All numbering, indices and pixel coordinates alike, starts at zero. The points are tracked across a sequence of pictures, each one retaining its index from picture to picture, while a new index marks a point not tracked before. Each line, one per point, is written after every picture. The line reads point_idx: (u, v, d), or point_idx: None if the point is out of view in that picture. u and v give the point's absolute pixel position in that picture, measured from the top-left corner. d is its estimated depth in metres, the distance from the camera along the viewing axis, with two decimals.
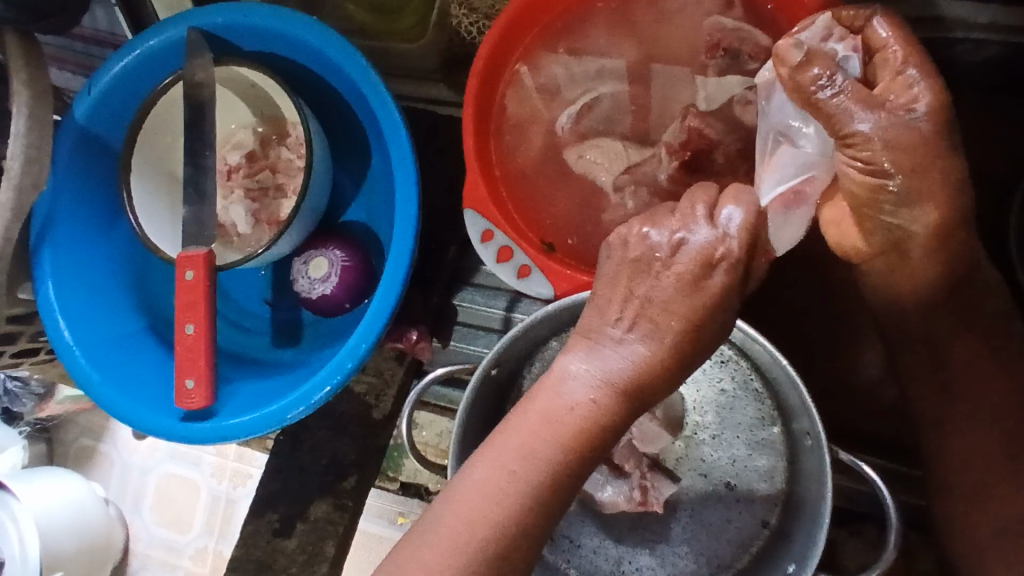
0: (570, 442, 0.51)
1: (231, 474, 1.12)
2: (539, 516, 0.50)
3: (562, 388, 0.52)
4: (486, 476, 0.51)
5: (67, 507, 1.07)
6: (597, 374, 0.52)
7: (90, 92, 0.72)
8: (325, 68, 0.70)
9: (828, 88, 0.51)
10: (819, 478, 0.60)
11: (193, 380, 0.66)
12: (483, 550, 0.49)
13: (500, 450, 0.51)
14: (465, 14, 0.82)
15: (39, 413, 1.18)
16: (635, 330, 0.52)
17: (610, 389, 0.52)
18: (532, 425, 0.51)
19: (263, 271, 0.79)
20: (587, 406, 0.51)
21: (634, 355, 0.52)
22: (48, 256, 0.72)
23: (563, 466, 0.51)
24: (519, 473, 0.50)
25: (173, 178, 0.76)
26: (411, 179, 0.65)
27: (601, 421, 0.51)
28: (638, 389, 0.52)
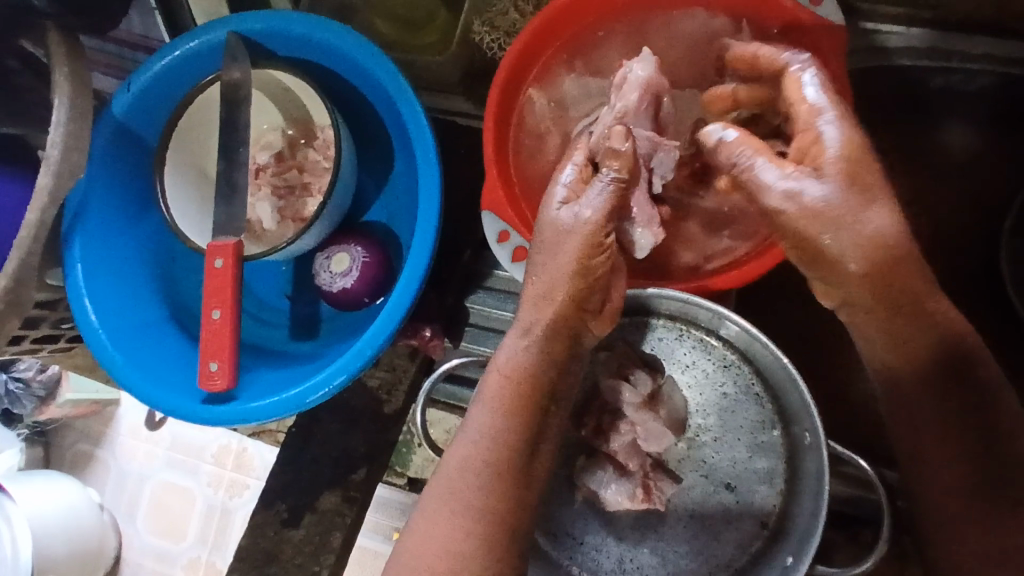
0: (514, 400, 0.59)
1: (228, 484, 1.13)
2: (503, 480, 0.57)
3: (496, 362, 0.61)
4: (454, 461, 0.59)
5: (59, 512, 1.08)
6: (516, 338, 0.61)
7: (129, 89, 0.76)
8: (356, 74, 0.74)
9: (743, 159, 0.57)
10: (818, 475, 0.62)
11: (217, 363, 0.69)
12: (466, 524, 0.56)
13: (462, 435, 0.60)
14: (487, 31, 0.86)
15: (38, 416, 1.16)
16: (533, 303, 0.61)
17: (526, 343, 0.61)
18: (480, 400, 0.60)
19: (285, 266, 0.82)
20: (514, 364, 0.60)
21: (537, 307, 0.61)
22: (80, 242, 0.75)
23: (511, 426, 0.59)
24: (474, 446, 0.58)
25: (205, 176, 0.80)
26: (435, 179, 0.68)
27: (528, 373, 0.60)
28: (551, 341, 0.61)
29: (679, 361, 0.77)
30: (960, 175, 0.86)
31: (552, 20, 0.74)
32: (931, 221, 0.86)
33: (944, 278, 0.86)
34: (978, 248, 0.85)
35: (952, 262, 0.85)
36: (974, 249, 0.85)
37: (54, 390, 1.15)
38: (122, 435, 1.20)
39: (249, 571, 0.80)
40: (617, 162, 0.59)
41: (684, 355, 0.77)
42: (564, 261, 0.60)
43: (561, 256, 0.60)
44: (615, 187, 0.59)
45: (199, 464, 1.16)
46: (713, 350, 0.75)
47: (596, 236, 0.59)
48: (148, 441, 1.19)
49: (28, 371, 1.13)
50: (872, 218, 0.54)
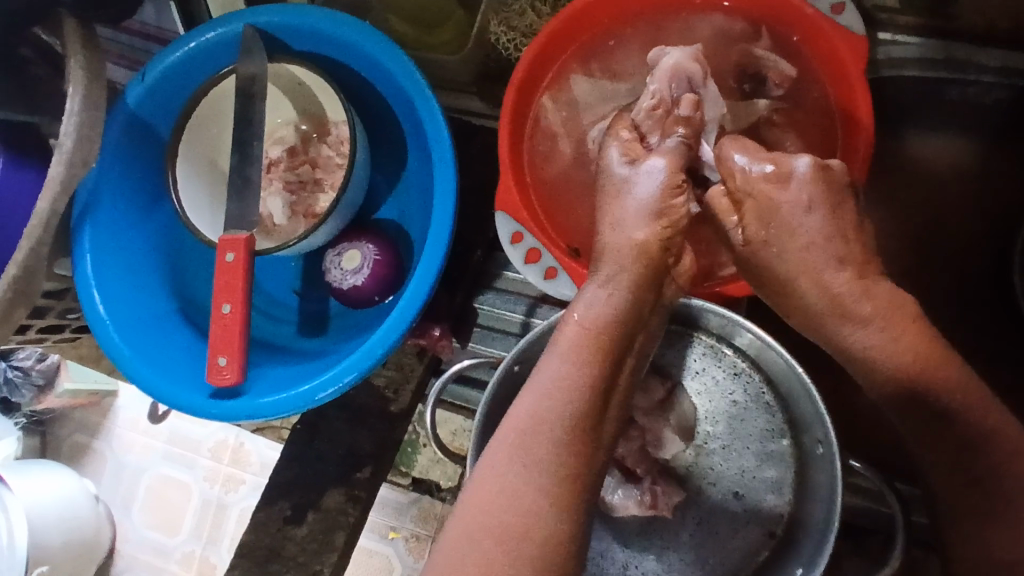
0: (593, 349, 0.56)
1: (225, 479, 1.13)
2: (585, 434, 0.53)
3: (576, 310, 0.58)
4: (530, 407, 0.54)
5: (56, 503, 1.07)
6: (601, 287, 0.58)
7: (142, 81, 0.76)
8: (372, 70, 0.74)
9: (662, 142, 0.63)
10: (829, 488, 0.61)
11: (225, 358, 0.68)
12: (545, 477, 0.51)
13: (536, 382, 0.55)
14: (504, 31, 0.85)
15: (37, 406, 1.15)
16: (614, 256, 0.59)
17: (608, 291, 0.58)
18: (558, 346, 0.56)
19: (294, 262, 0.82)
20: (600, 310, 0.57)
21: (621, 260, 0.59)
22: (89, 232, 0.74)
23: (594, 376, 0.55)
24: (554, 392, 0.54)
25: (217, 169, 0.80)
26: (451, 178, 0.68)
27: (611, 325, 0.57)
28: (634, 295, 0.58)
29: (689, 367, 0.76)
30: (973, 187, 0.85)
31: (569, 21, 0.74)
32: (942, 232, 0.86)
33: (954, 289, 0.85)
34: (991, 261, 0.85)
35: (963, 275, 0.85)
36: (987, 262, 0.85)
37: (52, 379, 1.14)
38: (122, 428, 1.19)
39: (251, 567, 0.80)
40: (684, 125, 0.63)
41: (694, 362, 0.75)
42: (641, 218, 0.59)
43: (635, 214, 0.59)
44: (682, 147, 0.61)
45: (197, 458, 1.15)
46: (723, 357, 0.74)
47: (674, 186, 0.60)
48: (147, 434, 1.18)
49: (27, 361, 1.12)
50: (786, 266, 0.59)
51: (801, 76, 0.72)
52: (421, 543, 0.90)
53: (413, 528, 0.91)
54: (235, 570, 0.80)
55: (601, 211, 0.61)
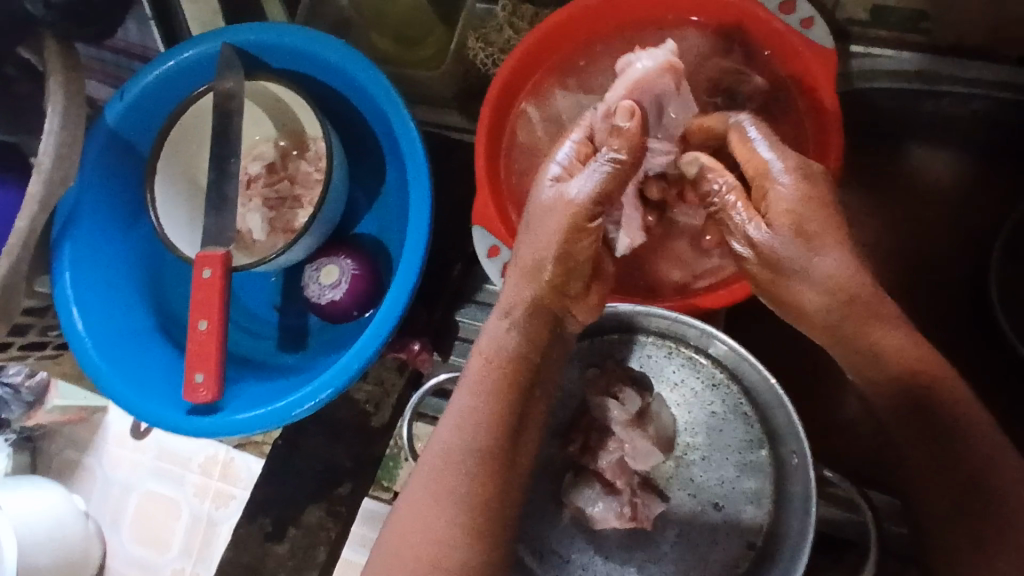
0: (498, 382, 0.61)
1: (213, 495, 1.13)
2: (491, 466, 0.59)
3: (483, 343, 0.63)
4: (441, 446, 0.59)
5: (47, 518, 1.07)
6: (500, 314, 0.63)
7: (123, 98, 0.76)
8: (349, 87, 0.74)
9: (604, 158, 0.61)
10: (806, 496, 0.61)
11: (202, 374, 0.68)
12: (458, 510, 0.57)
13: (449, 418, 0.61)
14: (481, 47, 0.86)
15: (27, 421, 1.15)
16: (514, 284, 0.63)
17: (507, 324, 0.62)
18: (467, 382, 0.61)
19: (274, 277, 0.82)
20: (499, 337, 0.62)
21: (520, 290, 0.63)
22: (69, 250, 0.75)
23: (499, 407, 0.60)
24: (463, 428, 0.59)
25: (195, 185, 0.79)
26: (425, 194, 0.68)
27: (512, 353, 0.62)
28: (529, 323, 0.63)
29: (668, 379, 0.76)
30: (950, 196, 0.86)
31: (547, 34, 0.75)
32: (920, 242, 0.86)
33: (933, 298, 0.85)
34: (968, 271, 0.85)
35: (942, 286, 0.86)
36: (964, 272, 0.85)
37: (42, 396, 1.14)
38: (108, 444, 1.19)
39: None
40: (624, 148, 0.60)
41: (673, 373, 0.76)
42: (550, 242, 0.61)
43: (545, 234, 0.62)
44: (611, 169, 0.60)
45: (185, 474, 1.15)
46: (702, 369, 0.75)
47: (583, 214, 0.61)
48: (134, 450, 1.18)
49: (16, 377, 1.13)
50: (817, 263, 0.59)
51: (774, 89, 0.72)
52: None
53: None
54: None
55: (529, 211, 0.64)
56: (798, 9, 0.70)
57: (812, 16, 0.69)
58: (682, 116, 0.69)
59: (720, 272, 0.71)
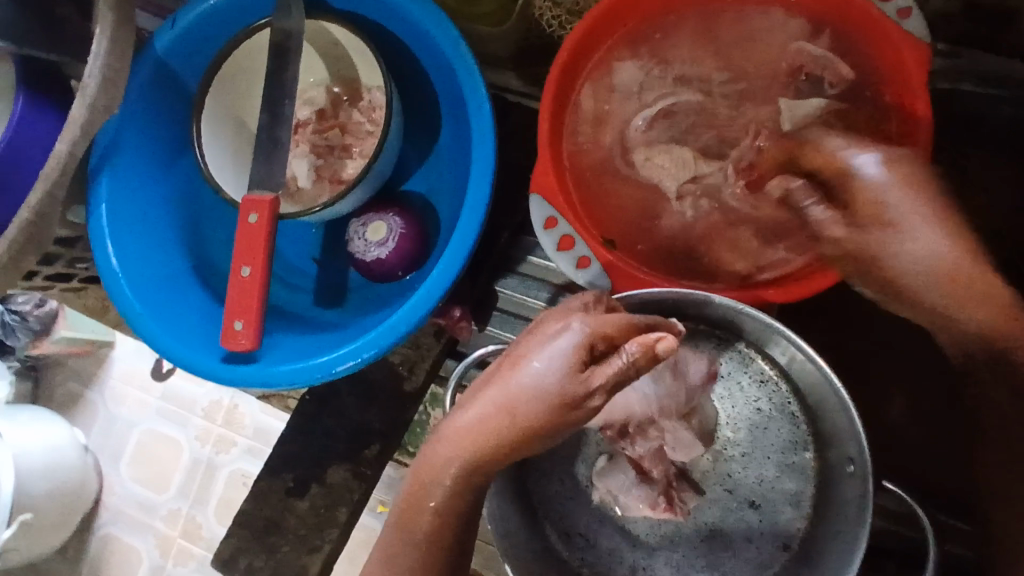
0: (413, 532, 0.58)
1: (216, 440, 1.11)
2: None
3: (425, 478, 0.59)
4: (372, 572, 0.59)
5: (44, 450, 1.05)
6: (449, 453, 0.58)
7: (173, 26, 0.72)
8: (414, 36, 0.70)
9: (622, 357, 0.53)
10: (857, 512, 0.59)
11: (242, 322, 0.65)
12: None
13: (382, 546, 0.60)
14: (549, 6, 0.80)
15: (31, 350, 1.13)
16: (461, 425, 0.58)
17: (446, 460, 0.58)
18: (407, 507, 0.59)
19: (315, 229, 0.79)
20: (439, 483, 0.58)
21: (470, 431, 0.57)
22: (106, 181, 0.72)
23: (433, 545, 0.58)
24: (392, 562, 0.58)
25: (241, 126, 0.76)
26: (489, 155, 0.65)
27: (457, 496, 0.58)
28: (471, 472, 0.58)
29: (714, 371, 0.74)
30: None
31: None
32: None
33: None
34: None
35: None
36: None
37: (49, 326, 1.11)
38: (112, 380, 1.17)
39: (248, 537, 0.78)
40: (637, 343, 0.52)
41: (720, 366, 0.74)
42: (533, 422, 0.55)
43: (523, 405, 0.55)
44: (633, 364, 0.53)
45: (190, 416, 1.13)
46: (751, 364, 0.73)
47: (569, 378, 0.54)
48: (140, 389, 1.16)
49: (25, 305, 1.10)
50: (914, 243, 0.58)
51: (859, 79, 0.69)
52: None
53: None
54: (234, 538, 0.79)
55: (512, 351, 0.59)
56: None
57: (911, 6, 0.64)
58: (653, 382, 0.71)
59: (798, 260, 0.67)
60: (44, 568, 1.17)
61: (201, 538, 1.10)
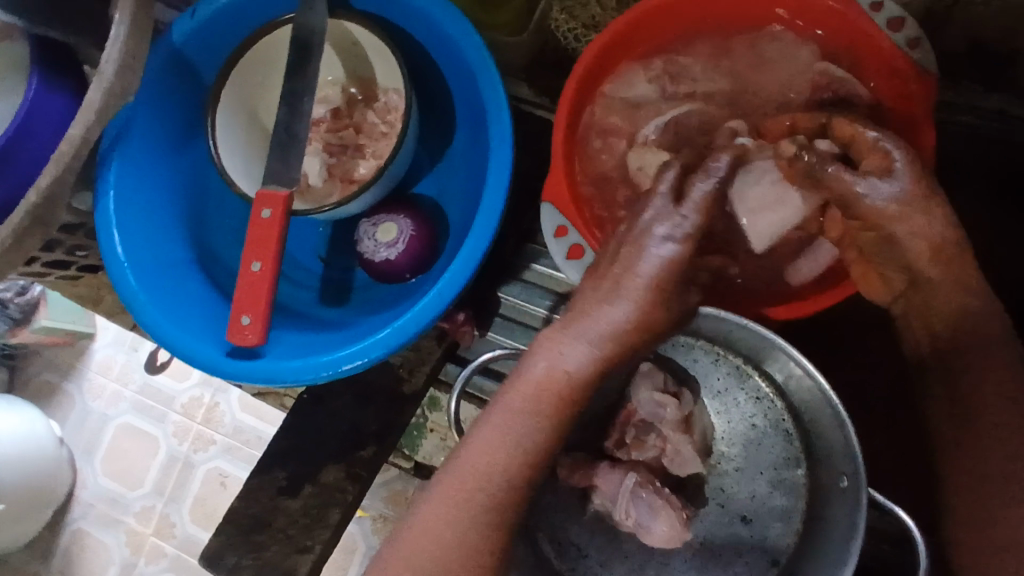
0: (546, 411, 0.56)
1: (194, 438, 1.10)
2: (528, 491, 0.56)
3: (552, 362, 0.55)
4: (487, 451, 0.55)
5: (15, 435, 1.04)
6: (584, 340, 0.56)
7: (193, 17, 0.73)
8: (434, 40, 0.71)
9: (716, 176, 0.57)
10: (849, 528, 0.60)
11: (250, 317, 0.65)
12: (485, 526, 0.55)
13: (494, 426, 0.56)
14: (565, 19, 0.84)
15: (10, 339, 1.10)
16: (592, 307, 0.57)
17: (584, 352, 0.56)
18: (523, 394, 0.55)
19: (323, 227, 0.80)
20: (573, 368, 0.55)
21: (611, 316, 0.56)
22: (116, 167, 0.72)
23: (554, 435, 0.57)
24: (512, 444, 0.55)
25: (254, 121, 0.77)
26: (506, 161, 0.65)
27: (585, 390, 0.56)
28: (607, 360, 0.56)
29: (711, 386, 0.75)
30: None
31: (642, 17, 0.71)
32: None
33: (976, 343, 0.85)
34: None
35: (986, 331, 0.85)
36: None
37: (31, 315, 1.09)
38: (91, 373, 1.16)
39: (236, 534, 0.77)
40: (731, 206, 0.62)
41: (717, 381, 0.75)
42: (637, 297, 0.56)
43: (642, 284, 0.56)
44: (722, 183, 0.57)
45: (167, 412, 1.12)
46: (747, 380, 0.74)
47: (664, 283, 0.56)
48: (118, 381, 1.15)
49: (7, 292, 1.08)
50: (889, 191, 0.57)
51: None
52: (384, 524, 0.98)
53: (381, 509, 0.98)
54: (221, 535, 0.78)
55: (608, 270, 0.57)
56: (905, 28, 0.66)
57: (920, 36, 0.65)
58: (643, 508, 0.70)
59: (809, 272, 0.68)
60: (11, 559, 1.15)
61: (174, 536, 1.08)
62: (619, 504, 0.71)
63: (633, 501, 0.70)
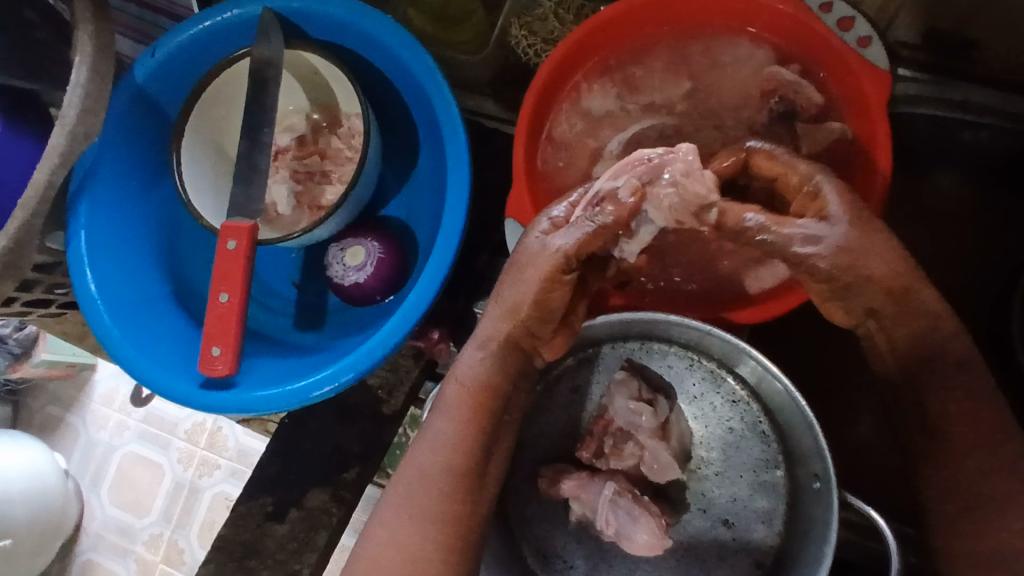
0: (470, 412, 0.59)
1: (198, 463, 1.10)
2: (468, 493, 0.58)
3: (458, 372, 0.60)
4: (424, 462, 0.58)
5: (22, 473, 1.05)
6: (478, 345, 0.60)
7: (153, 55, 0.74)
8: (389, 65, 0.72)
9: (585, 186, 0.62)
10: (824, 528, 0.60)
11: (219, 348, 0.66)
12: (438, 532, 0.56)
13: (424, 440, 0.59)
14: (524, 35, 0.84)
15: (11, 373, 1.12)
16: (488, 317, 0.61)
17: (483, 355, 0.60)
18: (441, 407, 0.59)
19: (295, 253, 0.81)
20: (479, 368, 0.59)
21: (495, 318, 0.60)
22: (86, 207, 0.73)
23: (478, 434, 0.59)
24: (440, 449, 0.58)
25: (222, 153, 0.78)
26: (464, 180, 0.66)
27: (497, 382, 0.59)
28: (504, 355, 0.60)
29: (687, 392, 0.75)
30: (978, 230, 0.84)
31: (596, 29, 0.72)
32: (948, 278, 0.82)
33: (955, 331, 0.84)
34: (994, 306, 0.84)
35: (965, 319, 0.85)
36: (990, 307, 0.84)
37: (30, 349, 1.11)
38: (95, 404, 1.17)
39: (226, 562, 0.78)
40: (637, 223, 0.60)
41: (693, 386, 0.75)
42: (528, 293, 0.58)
43: (525, 282, 0.58)
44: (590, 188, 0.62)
45: (171, 439, 1.13)
46: (722, 384, 0.74)
47: (557, 270, 0.58)
48: (121, 411, 1.16)
49: (7, 327, 1.10)
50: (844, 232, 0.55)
51: (828, 106, 0.71)
52: None
53: None
54: (211, 564, 0.78)
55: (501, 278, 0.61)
56: (856, 27, 0.68)
57: (870, 35, 0.68)
58: (622, 518, 0.70)
59: (773, 277, 0.67)
60: None
61: (183, 563, 1.09)
62: (600, 514, 0.71)
63: (612, 511, 0.70)
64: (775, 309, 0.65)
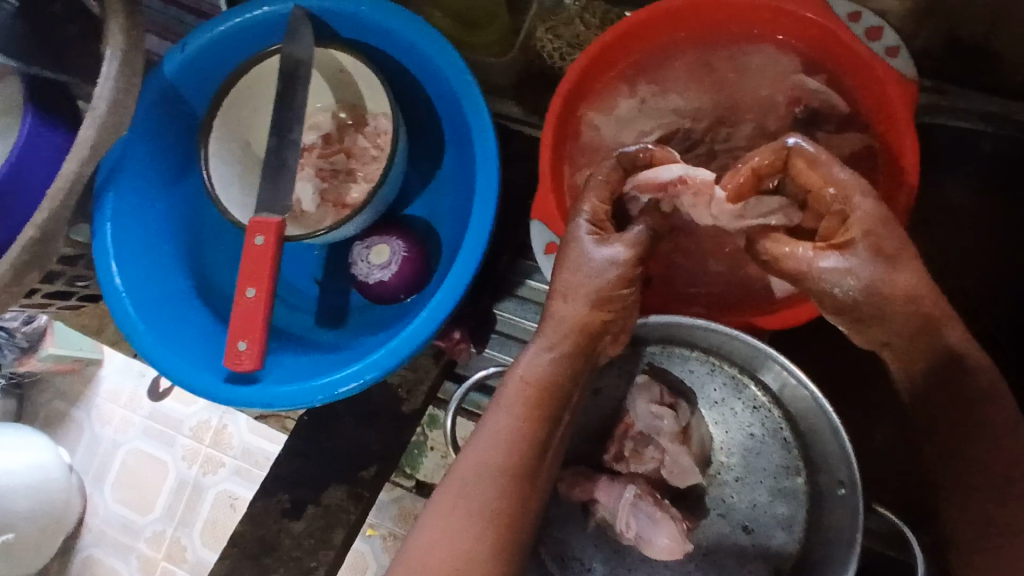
0: (534, 409, 0.59)
1: (203, 461, 1.10)
2: (526, 489, 0.58)
3: (521, 369, 0.61)
4: (482, 456, 0.58)
5: (25, 466, 1.04)
6: (544, 343, 0.61)
7: (182, 51, 0.74)
8: (418, 65, 0.72)
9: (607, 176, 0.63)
10: (849, 535, 0.60)
11: (246, 342, 0.66)
12: (495, 526, 0.56)
13: (482, 435, 0.59)
14: (550, 39, 0.86)
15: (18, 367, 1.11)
16: (548, 319, 0.61)
17: (551, 354, 0.61)
18: (502, 402, 0.60)
19: (318, 251, 0.81)
20: (545, 367, 0.60)
21: (558, 318, 0.61)
22: (112, 200, 0.73)
23: (539, 432, 0.59)
24: (501, 443, 0.58)
25: (247, 149, 0.78)
26: (493, 181, 0.66)
27: (560, 383, 0.60)
28: (570, 356, 0.61)
29: (708, 397, 0.75)
30: None
31: (625, 33, 0.73)
32: None
33: None
34: None
35: None
36: None
37: (37, 343, 1.10)
38: (99, 399, 1.16)
39: (242, 558, 0.78)
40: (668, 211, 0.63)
41: (714, 392, 0.75)
42: (594, 291, 0.59)
43: (597, 280, 0.59)
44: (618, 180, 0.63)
45: (176, 436, 1.13)
46: (743, 390, 0.74)
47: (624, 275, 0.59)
48: (127, 407, 1.16)
49: (14, 321, 1.08)
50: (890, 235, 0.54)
51: (854, 114, 0.71)
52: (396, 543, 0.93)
53: (391, 526, 0.93)
54: (227, 559, 0.78)
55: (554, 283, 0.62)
56: (884, 36, 0.68)
57: (898, 45, 0.68)
58: (641, 522, 0.69)
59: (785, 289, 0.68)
60: None
61: (186, 561, 1.08)
62: (619, 517, 0.70)
63: (631, 514, 0.70)
64: (781, 317, 0.66)
